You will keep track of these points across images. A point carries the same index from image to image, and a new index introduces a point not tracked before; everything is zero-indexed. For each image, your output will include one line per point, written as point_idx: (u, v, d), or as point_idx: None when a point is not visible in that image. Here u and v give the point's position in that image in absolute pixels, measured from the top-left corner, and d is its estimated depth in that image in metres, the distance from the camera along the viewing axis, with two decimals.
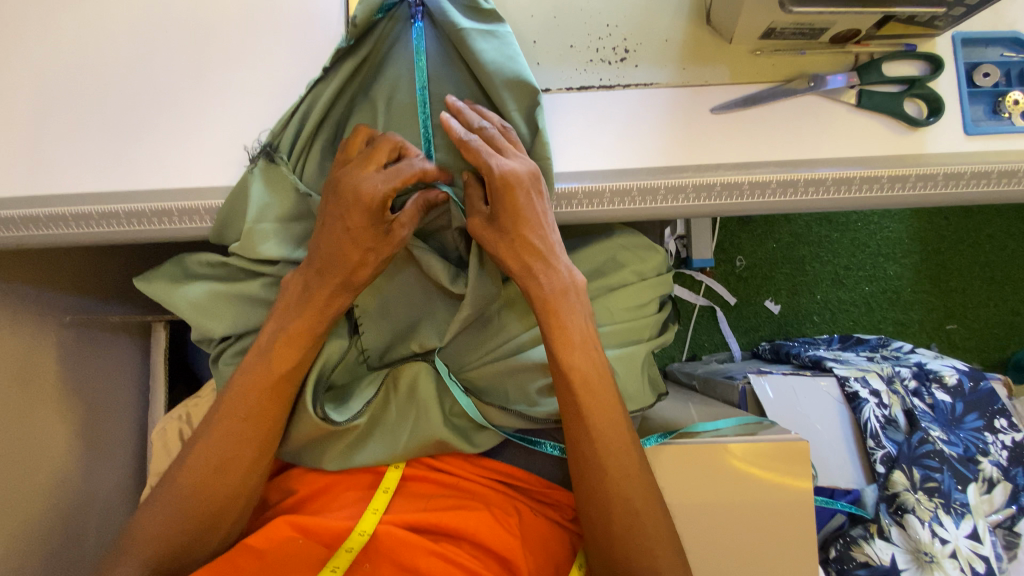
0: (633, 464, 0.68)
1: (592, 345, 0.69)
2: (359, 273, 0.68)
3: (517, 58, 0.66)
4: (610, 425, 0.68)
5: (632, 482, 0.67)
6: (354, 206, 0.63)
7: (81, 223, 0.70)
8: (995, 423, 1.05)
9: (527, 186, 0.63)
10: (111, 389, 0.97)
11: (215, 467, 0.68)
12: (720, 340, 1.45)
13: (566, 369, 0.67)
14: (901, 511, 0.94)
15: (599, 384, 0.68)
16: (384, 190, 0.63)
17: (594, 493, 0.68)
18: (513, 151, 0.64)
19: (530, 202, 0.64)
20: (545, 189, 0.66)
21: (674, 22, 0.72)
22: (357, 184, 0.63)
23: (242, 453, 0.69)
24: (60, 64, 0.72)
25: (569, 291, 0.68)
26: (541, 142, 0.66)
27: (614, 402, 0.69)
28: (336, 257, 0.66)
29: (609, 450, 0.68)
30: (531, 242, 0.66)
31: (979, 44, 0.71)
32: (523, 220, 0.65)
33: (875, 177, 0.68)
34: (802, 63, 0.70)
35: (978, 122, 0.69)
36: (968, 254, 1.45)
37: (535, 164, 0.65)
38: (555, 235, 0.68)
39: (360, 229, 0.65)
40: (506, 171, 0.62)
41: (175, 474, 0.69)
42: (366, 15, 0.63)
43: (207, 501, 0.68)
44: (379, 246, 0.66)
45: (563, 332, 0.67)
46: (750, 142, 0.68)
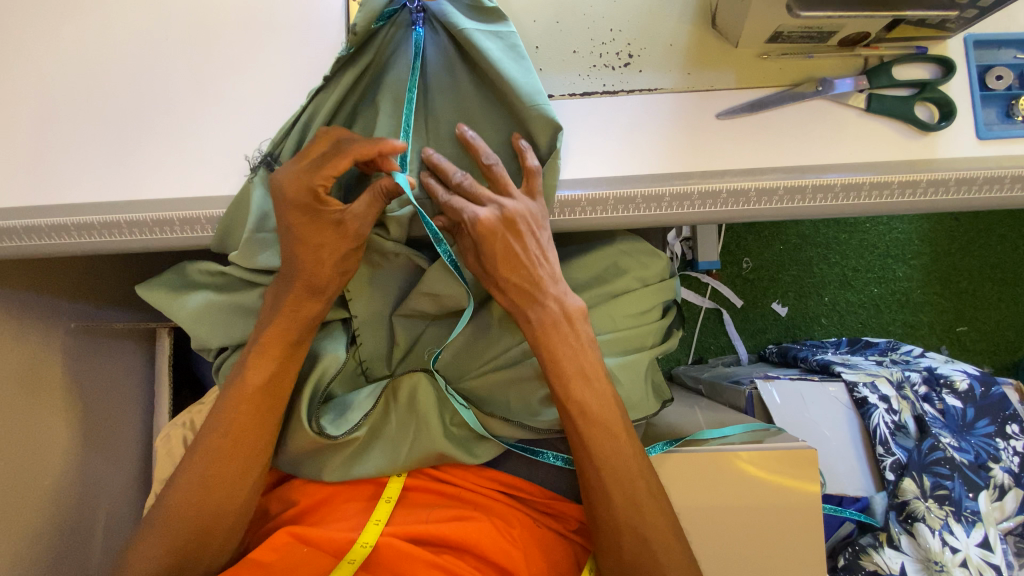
0: (647, 491, 0.67)
1: (593, 377, 0.68)
2: (318, 270, 0.67)
3: (524, 59, 0.66)
4: (614, 454, 0.68)
5: (643, 508, 0.67)
6: (291, 204, 0.63)
7: (83, 233, 0.69)
8: (1006, 429, 1.04)
9: (512, 231, 0.64)
10: (116, 396, 0.97)
11: (208, 479, 0.68)
12: (726, 343, 1.43)
13: (566, 402, 0.68)
14: (911, 520, 0.93)
15: (604, 413, 0.68)
16: (314, 182, 0.61)
17: (605, 519, 0.68)
18: (489, 197, 0.64)
19: (512, 244, 0.65)
20: (529, 224, 0.65)
21: (679, 26, 0.71)
22: (284, 182, 0.62)
23: (242, 460, 0.69)
24: (62, 74, 0.72)
25: (563, 323, 0.68)
26: (552, 166, 0.65)
27: (621, 432, 0.68)
28: (292, 258, 0.66)
29: (616, 479, 0.67)
30: (520, 282, 0.67)
31: (992, 45, 0.70)
32: (506, 262, 0.66)
33: (886, 183, 0.66)
34: (810, 67, 0.69)
35: (990, 126, 0.68)
36: (979, 255, 1.43)
37: (515, 205, 0.64)
38: (545, 269, 0.68)
39: (305, 226, 0.64)
40: (488, 224, 0.63)
41: (175, 484, 0.69)
42: (366, 23, 0.63)
43: (208, 509, 0.68)
44: (329, 239, 0.65)
45: (557, 368, 0.68)
46: (757, 147, 0.67)
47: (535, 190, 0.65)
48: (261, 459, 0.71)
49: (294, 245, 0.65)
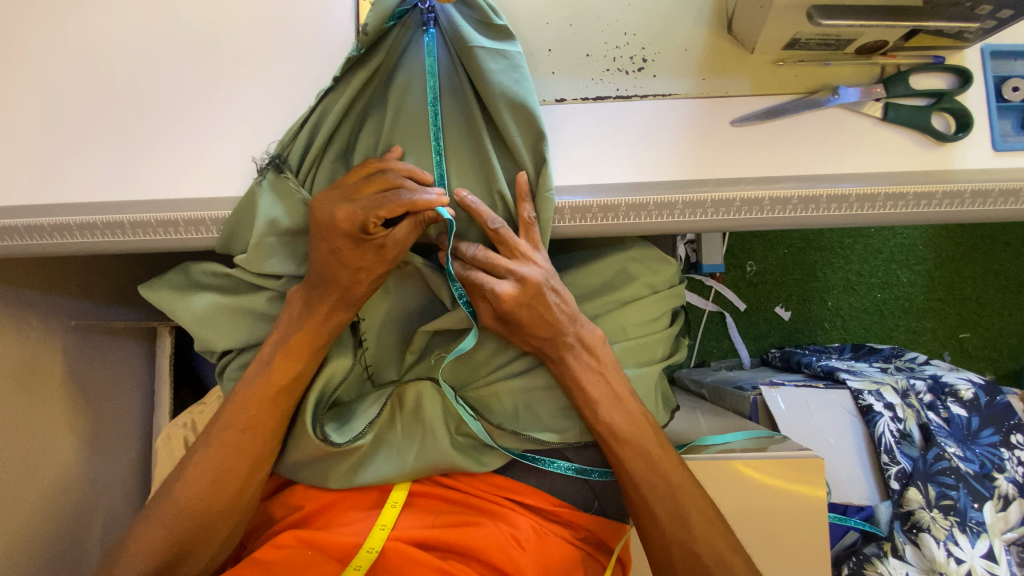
0: (693, 504, 0.67)
1: (619, 398, 0.70)
2: (354, 288, 0.66)
3: (524, 82, 0.65)
4: (653, 471, 0.68)
5: (692, 521, 0.67)
6: (334, 232, 0.62)
7: (85, 232, 0.68)
8: (1011, 438, 1.03)
9: (533, 296, 0.65)
10: (116, 395, 0.96)
11: (209, 482, 0.68)
12: (729, 347, 1.43)
13: (597, 425, 0.69)
14: (916, 530, 0.93)
15: (635, 431, 0.69)
16: (362, 216, 0.61)
17: (651, 530, 0.68)
18: (507, 266, 0.65)
19: (538, 309, 0.66)
20: (547, 282, 0.66)
21: (694, 30, 0.70)
22: (333, 213, 0.61)
23: (240, 461, 0.69)
24: (65, 72, 0.70)
25: (583, 354, 0.69)
26: (542, 177, 0.65)
27: (656, 448, 0.69)
28: (329, 276, 0.65)
29: (660, 496, 0.68)
30: (541, 339, 0.69)
31: (1008, 56, 0.69)
32: (533, 327, 0.67)
33: (902, 194, 0.65)
34: (825, 75, 0.68)
35: (1006, 137, 0.67)
36: (982, 263, 1.42)
37: (535, 271, 0.65)
38: (563, 312, 0.67)
39: (346, 251, 0.63)
40: (511, 295, 0.64)
41: (173, 483, 0.68)
42: (377, 23, 0.61)
43: (206, 515, 0.68)
44: (369, 262, 0.65)
45: (584, 395, 0.69)
46: (770, 155, 0.67)
47: (535, 242, 0.66)
48: (263, 464, 0.70)
49: (332, 265, 0.64)
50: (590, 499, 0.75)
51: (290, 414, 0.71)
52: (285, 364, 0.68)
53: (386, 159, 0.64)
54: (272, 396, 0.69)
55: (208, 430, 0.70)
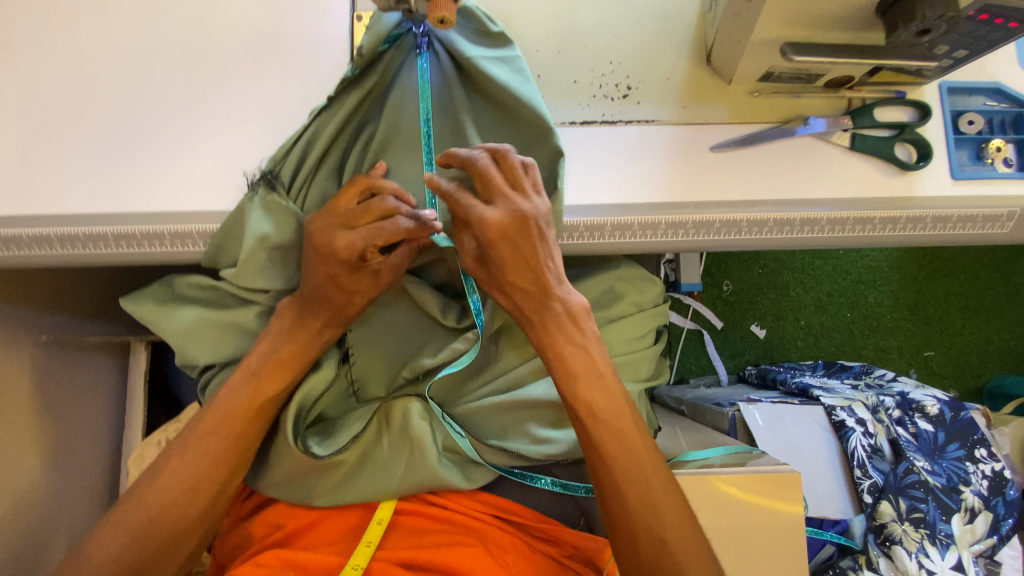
0: (661, 488, 0.65)
1: (600, 376, 0.68)
2: (348, 308, 0.68)
3: (529, 81, 0.67)
4: (628, 456, 0.66)
5: (659, 505, 0.64)
6: (332, 259, 0.64)
7: (66, 244, 0.68)
8: (975, 452, 1.07)
9: (523, 227, 0.62)
10: (87, 410, 0.93)
11: (184, 489, 0.65)
12: (707, 364, 1.46)
13: (575, 401, 0.67)
14: (889, 543, 0.97)
15: (613, 410, 0.67)
16: (364, 246, 0.63)
17: (615, 506, 0.65)
18: (500, 194, 0.62)
19: (523, 245, 0.63)
20: (540, 223, 0.63)
21: (676, 60, 0.74)
22: (330, 240, 0.63)
23: (217, 468, 0.67)
24: (49, 83, 0.70)
25: (567, 325, 0.68)
26: (557, 196, 0.66)
27: (634, 435, 0.67)
28: (323, 298, 0.67)
29: (630, 475, 0.65)
30: (525, 285, 0.66)
31: (963, 92, 0.74)
32: (517, 266, 0.65)
33: (868, 218, 0.70)
34: (798, 106, 0.72)
35: (964, 167, 0.72)
36: (944, 284, 1.49)
37: (528, 206, 0.63)
38: (551, 269, 0.66)
39: (343, 278, 0.65)
40: (494, 219, 0.61)
41: (142, 492, 0.65)
42: (372, 45, 0.63)
43: (176, 523, 0.65)
44: (365, 286, 0.68)
45: (564, 367, 0.67)
46: (748, 180, 0.70)
47: (539, 188, 0.65)
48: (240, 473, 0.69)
49: (328, 288, 0.66)
50: (578, 516, 0.78)
51: (269, 419, 0.70)
52: (275, 378, 0.68)
53: (374, 175, 0.65)
54: (256, 406, 0.68)
55: (186, 435, 0.68)
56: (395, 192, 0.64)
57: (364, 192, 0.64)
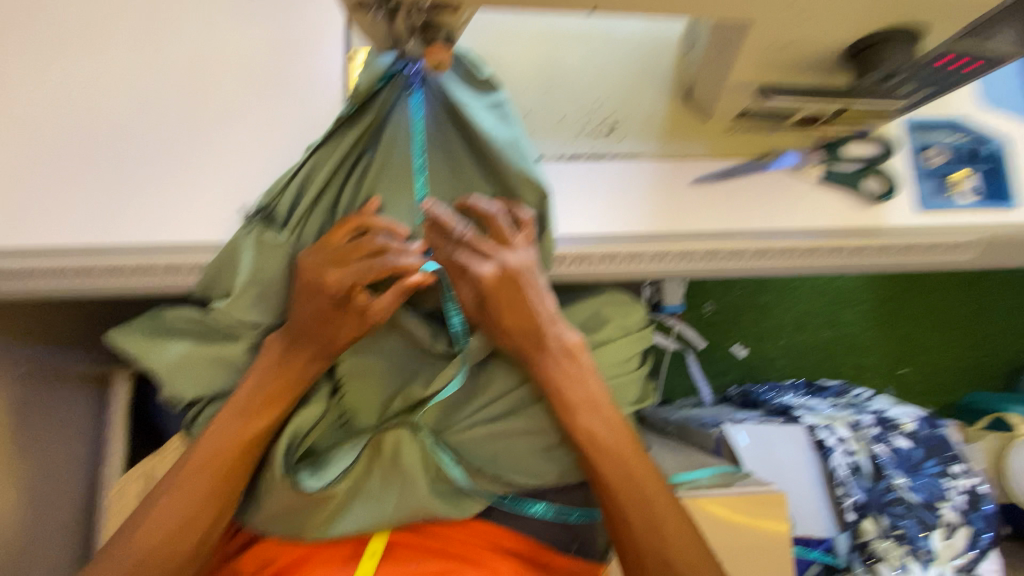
0: (667, 511, 0.68)
1: (598, 405, 0.70)
2: (335, 344, 0.68)
3: (515, 127, 0.69)
4: (628, 479, 0.68)
5: (665, 528, 0.67)
6: (321, 295, 0.65)
7: (57, 276, 0.70)
8: (951, 468, 1.10)
9: (519, 280, 0.66)
10: (65, 445, 0.91)
11: (173, 529, 0.65)
12: (691, 385, 1.49)
13: (575, 431, 0.69)
14: (873, 560, 0.98)
15: (611, 436, 0.70)
16: (353, 282, 0.64)
17: (624, 533, 0.68)
18: (493, 252, 0.66)
19: (518, 296, 0.67)
20: (530, 274, 0.67)
21: (656, 99, 0.77)
22: (321, 276, 0.64)
23: (206, 507, 0.66)
24: (40, 116, 0.70)
25: (564, 359, 0.70)
26: (545, 238, 0.69)
27: (629, 451, 0.70)
28: (311, 333, 0.67)
29: (635, 502, 0.68)
30: (522, 330, 0.69)
31: (926, 128, 0.79)
32: (514, 314, 0.67)
33: (840, 246, 0.76)
34: (771, 141, 0.76)
35: (929, 199, 0.76)
36: (915, 304, 1.55)
37: (517, 259, 0.66)
38: (544, 312, 0.69)
39: (331, 312, 0.66)
40: (488, 278, 0.65)
41: (134, 529, 0.65)
42: (369, 82, 0.65)
43: (166, 563, 0.64)
44: (351, 324, 0.67)
45: (564, 401, 0.69)
46: (726, 211, 0.73)
47: (531, 238, 0.68)
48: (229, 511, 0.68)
49: (316, 323, 0.66)
50: (569, 539, 0.78)
51: (257, 462, 0.69)
52: (268, 412, 0.68)
53: (369, 212, 0.66)
54: (245, 441, 0.68)
55: (174, 473, 0.67)
56: (387, 227, 0.65)
57: (358, 230, 0.65)
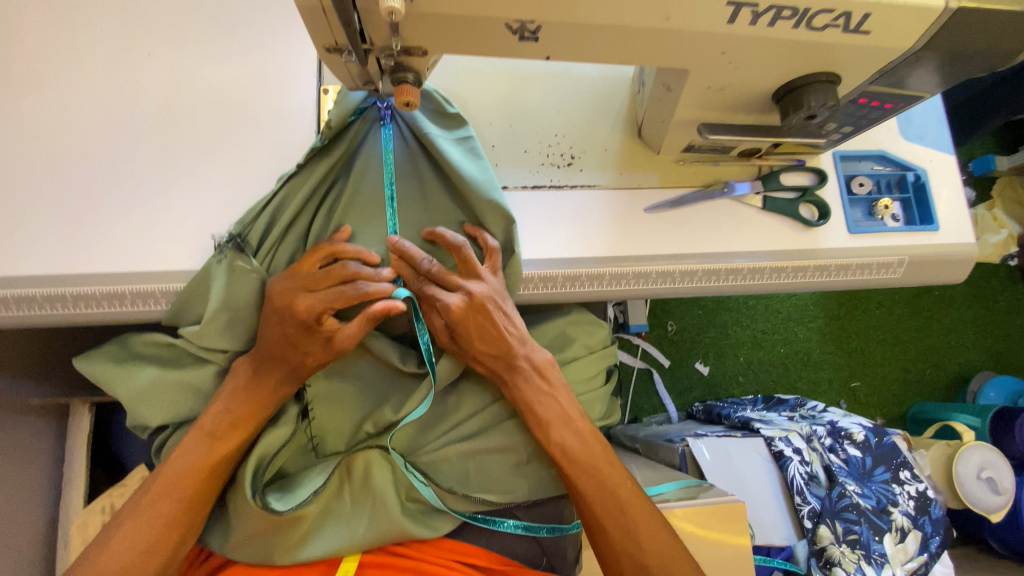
0: (642, 519, 0.70)
1: (570, 419, 0.73)
2: (302, 368, 0.70)
3: (481, 159, 0.74)
4: (605, 490, 0.71)
5: (641, 535, 0.69)
6: (291, 319, 0.66)
7: (21, 305, 0.68)
8: (900, 474, 1.17)
9: (486, 307, 0.70)
10: (21, 479, 0.88)
11: (135, 554, 0.63)
12: (657, 402, 1.54)
13: (550, 446, 0.72)
14: (829, 565, 1.04)
15: (585, 449, 0.73)
16: (322, 308, 0.66)
17: (602, 540, 0.70)
18: (459, 282, 0.70)
19: (485, 323, 0.70)
20: (496, 299, 0.71)
21: (613, 133, 0.83)
22: (292, 300, 0.66)
23: (172, 529, 0.66)
24: (8, 149, 0.71)
25: (535, 378, 0.73)
26: (512, 262, 0.73)
27: (603, 462, 0.72)
28: (279, 356, 0.68)
29: (611, 510, 0.70)
30: (491, 354, 0.72)
31: (854, 159, 0.88)
32: (484, 340, 0.71)
33: (783, 267, 0.81)
34: (717, 172, 0.83)
35: (859, 223, 0.85)
36: (862, 320, 1.66)
37: (481, 287, 0.70)
38: (513, 334, 0.72)
39: (299, 337, 0.67)
40: (455, 307, 0.69)
41: (93, 558, 0.63)
42: (341, 118, 0.69)
43: None
44: (317, 349, 0.69)
45: (536, 418, 0.73)
46: (678, 236, 0.79)
47: (497, 266, 0.73)
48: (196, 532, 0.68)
49: (284, 347, 0.68)
50: (539, 556, 0.79)
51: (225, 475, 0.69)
52: (237, 433, 0.69)
53: (339, 246, 0.69)
54: (214, 461, 0.68)
55: (139, 496, 0.66)
56: (357, 252, 0.68)
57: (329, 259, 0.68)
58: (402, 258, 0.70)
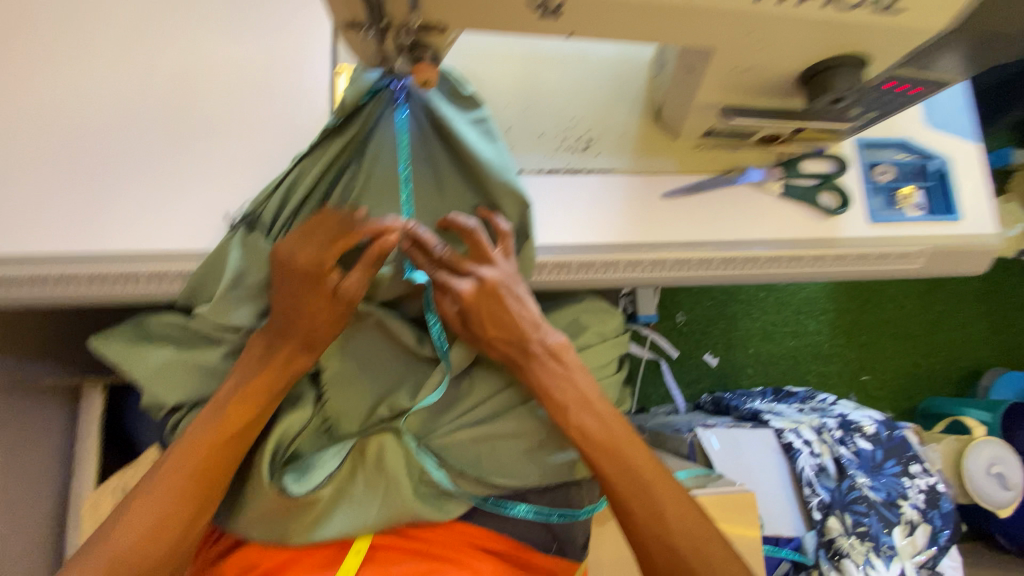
0: (668, 499, 0.70)
1: (588, 401, 0.72)
2: (314, 328, 0.68)
3: (497, 141, 0.73)
4: (628, 471, 0.70)
5: (668, 516, 0.69)
6: (298, 274, 0.65)
7: (36, 283, 0.69)
8: (911, 468, 1.16)
9: (499, 293, 0.69)
10: (35, 457, 0.89)
11: (152, 526, 0.63)
12: (665, 392, 1.53)
13: (568, 430, 0.72)
14: (838, 556, 1.03)
15: (604, 432, 0.72)
16: (325, 258, 0.64)
17: (627, 520, 0.70)
18: (470, 267, 0.69)
19: (497, 308, 0.70)
20: (508, 284, 0.70)
21: (630, 117, 0.82)
22: (295, 255, 0.64)
23: (187, 503, 0.65)
24: (20, 126, 0.70)
25: (550, 361, 0.73)
26: (525, 246, 0.72)
27: (625, 443, 0.72)
28: (287, 317, 0.67)
29: (635, 492, 0.70)
30: (505, 340, 0.72)
31: (877, 147, 0.86)
32: (497, 326, 0.71)
33: (800, 256, 0.80)
34: (736, 158, 0.82)
35: (879, 213, 0.82)
36: (874, 313, 1.64)
37: (492, 272, 0.69)
38: (526, 320, 0.71)
39: (305, 291, 0.65)
40: (467, 293, 0.69)
41: (107, 533, 0.63)
42: (354, 98, 0.68)
43: (144, 561, 0.62)
44: (326, 305, 0.67)
45: (553, 402, 0.72)
46: (695, 222, 0.78)
47: (508, 250, 0.71)
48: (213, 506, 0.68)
49: (291, 306, 0.66)
50: (550, 540, 0.79)
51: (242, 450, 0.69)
52: (249, 407, 0.68)
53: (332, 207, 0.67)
54: (230, 435, 0.67)
55: (155, 470, 0.66)
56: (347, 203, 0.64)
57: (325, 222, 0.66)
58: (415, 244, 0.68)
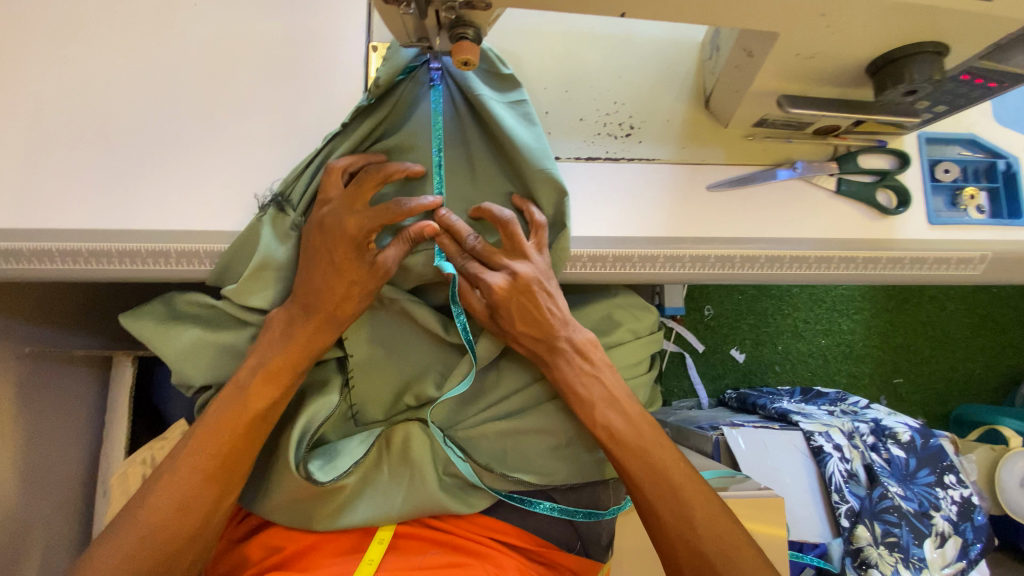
0: (697, 503, 0.67)
1: (616, 400, 0.71)
2: (346, 302, 0.67)
3: (535, 125, 0.69)
4: (656, 473, 0.68)
5: (697, 520, 0.66)
6: (341, 241, 0.64)
7: (67, 259, 0.67)
8: (945, 478, 1.12)
9: (530, 289, 0.66)
10: (68, 426, 0.91)
11: (178, 505, 0.64)
12: (689, 387, 1.50)
13: (594, 427, 0.70)
14: (865, 566, 1.01)
15: (632, 432, 0.70)
16: (372, 226, 0.63)
17: (654, 523, 0.68)
18: (502, 261, 0.67)
19: (528, 304, 0.67)
20: (540, 280, 0.67)
21: (676, 103, 0.78)
22: (338, 223, 0.64)
23: (210, 483, 0.65)
24: (54, 97, 0.69)
25: (577, 359, 0.71)
26: (562, 236, 0.69)
27: (653, 444, 0.70)
28: (318, 293, 0.66)
29: (663, 494, 0.68)
30: (534, 335, 0.70)
31: (940, 143, 0.80)
32: (526, 323, 0.69)
33: (852, 257, 0.75)
34: (788, 149, 0.77)
35: (939, 213, 0.77)
36: (913, 315, 1.57)
37: (526, 268, 0.67)
38: (556, 316, 0.69)
39: (345, 262, 0.65)
40: (496, 288, 0.66)
41: (134, 509, 0.64)
42: (389, 76, 0.65)
43: (171, 539, 0.63)
44: (364, 276, 0.66)
45: (579, 400, 0.71)
46: (740, 218, 0.74)
47: (542, 243, 0.69)
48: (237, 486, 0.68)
49: (326, 279, 0.65)
50: (573, 539, 0.78)
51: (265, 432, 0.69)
52: (275, 384, 0.68)
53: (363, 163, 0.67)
54: (252, 416, 0.67)
55: (178, 450, 0.67)
56: (383, 173, 0.64)
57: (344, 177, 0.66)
58: (448, 232, 0.68)
